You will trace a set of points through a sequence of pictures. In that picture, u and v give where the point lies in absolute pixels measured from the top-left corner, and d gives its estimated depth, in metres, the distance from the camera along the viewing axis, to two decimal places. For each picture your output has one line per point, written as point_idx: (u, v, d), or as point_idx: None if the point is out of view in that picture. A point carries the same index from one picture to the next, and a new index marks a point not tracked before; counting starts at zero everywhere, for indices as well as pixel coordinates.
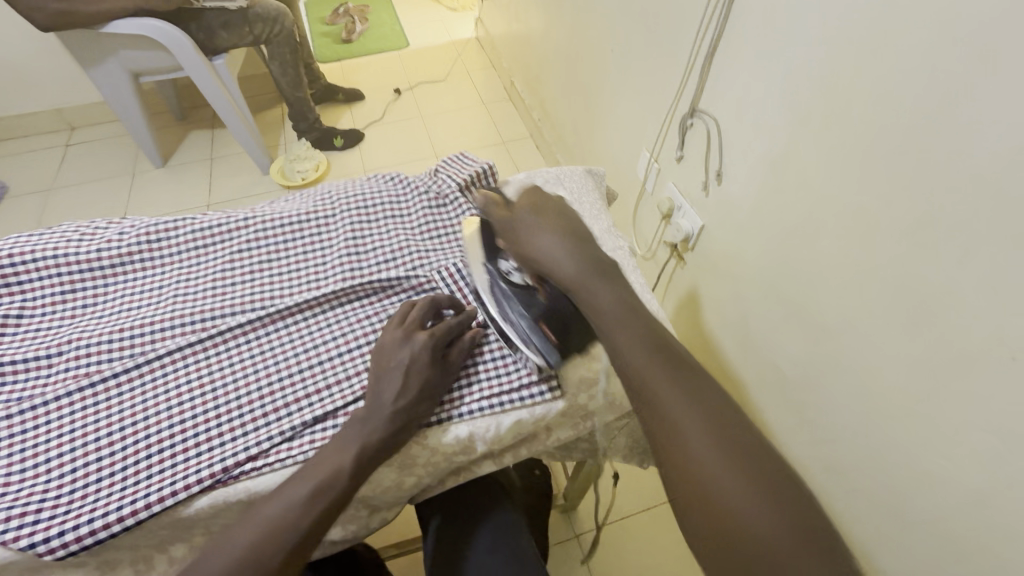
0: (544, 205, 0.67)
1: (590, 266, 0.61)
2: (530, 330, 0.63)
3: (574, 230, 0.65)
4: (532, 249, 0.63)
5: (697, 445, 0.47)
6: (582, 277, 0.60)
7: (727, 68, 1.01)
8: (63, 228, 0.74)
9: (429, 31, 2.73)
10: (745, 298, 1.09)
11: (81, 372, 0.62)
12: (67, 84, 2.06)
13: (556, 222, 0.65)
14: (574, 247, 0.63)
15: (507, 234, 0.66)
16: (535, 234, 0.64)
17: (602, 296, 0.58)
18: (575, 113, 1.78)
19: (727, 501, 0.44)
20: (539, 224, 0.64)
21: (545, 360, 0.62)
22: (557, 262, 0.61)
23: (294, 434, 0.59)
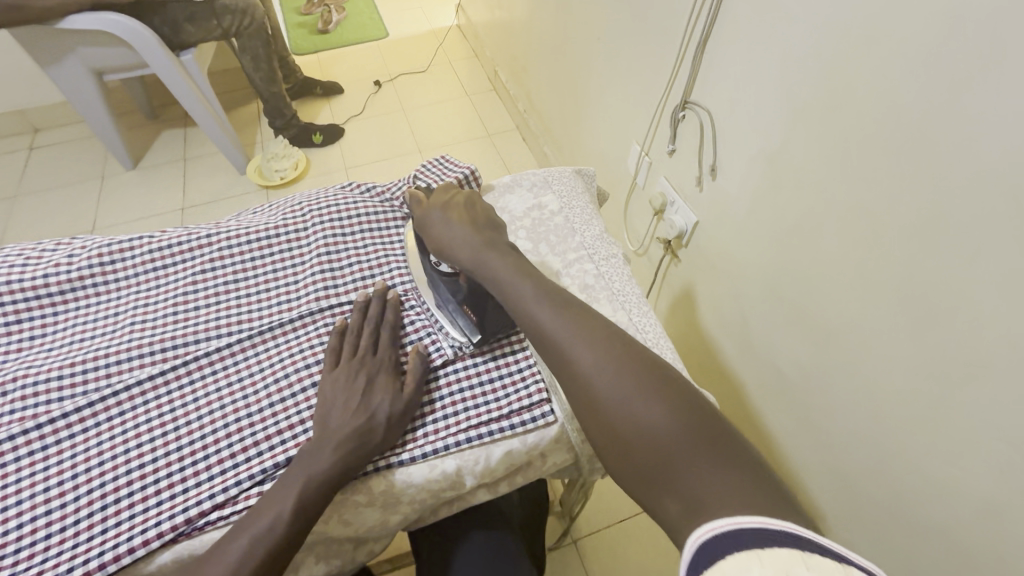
0: (456, 199, 0.67)
1: (495, 253, 0.60)
2: (455, 312, 0.63)
3: (484, 222, 0.65)
4: (445, 243, 0.63)
5: (605, 386, 0.47)
6: (487, 263, 0.59)
7: (720, 57, 0.96)
8: (6, 251, 0.68)
9: (408, 20, 2.64)
10: (744, 297, 1.05)
11: (27, 414, 0.56)
12: (27, 85, 1.95)
13: (465, 215, 0.65)
14: (479, 237, 0.62)
15: (425, 230, 0.66)
16: (445, 227, 0.64)
17: (509, 276, 0.57)
18: (562, 104, 1.72)
19: (639, 428, 0.44)
20: (449, 218, 0.64)
21: (467, 338, 0.62)
22: (461, 253, 0.61)
23: (265, 477, 0.54)
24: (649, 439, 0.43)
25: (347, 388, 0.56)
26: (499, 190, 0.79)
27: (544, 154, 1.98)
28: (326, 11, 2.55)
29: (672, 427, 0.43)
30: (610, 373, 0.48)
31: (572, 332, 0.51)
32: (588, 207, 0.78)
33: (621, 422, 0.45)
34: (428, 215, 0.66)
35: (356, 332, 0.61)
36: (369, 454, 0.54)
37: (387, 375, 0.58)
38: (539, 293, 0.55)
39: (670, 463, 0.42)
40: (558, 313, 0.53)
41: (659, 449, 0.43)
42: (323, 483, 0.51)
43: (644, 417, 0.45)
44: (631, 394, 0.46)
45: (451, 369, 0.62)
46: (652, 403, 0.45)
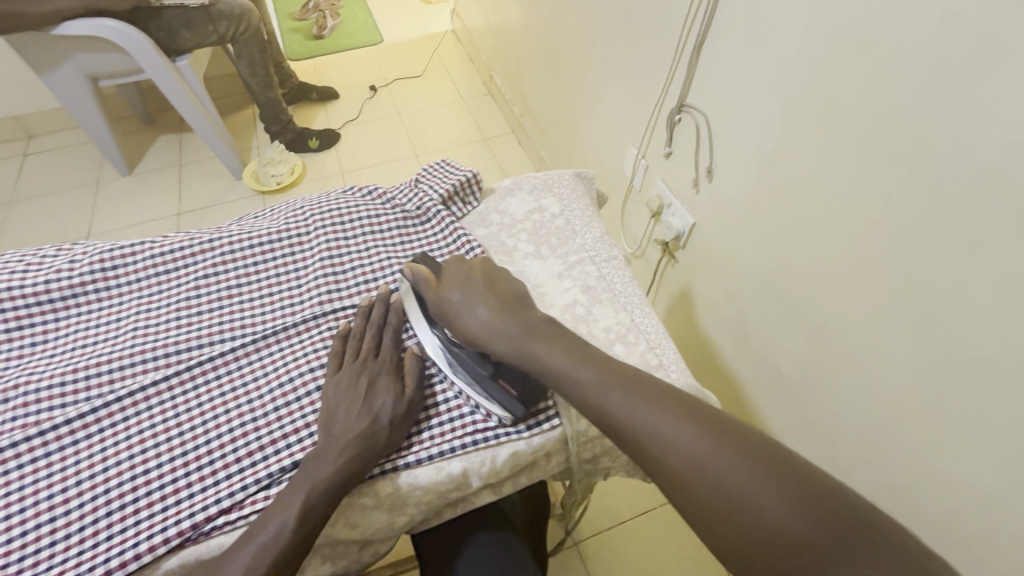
0: (470, 277, 0.62)
1: (533, 334, 0.56)
2: (489, 388, 0.58)
3: (505, 294, 0.61)
4: (472, 326, 0.58)
5: (702, 471, 0.43)
6: (531, 349, 0.55)
7: (716, 60, 0.97)
8: (6, 258, 0.67)
9: (402, 25, 2.65)
10: (742, 297, 1.06)
11: (30, 421, 0.56)
12: (21, 91, 1.94)
13: (485, 294, 0.60)
14: (509, 315, 0.58)
15: (441, 313, 0.61)
16: (470, 310, 0.59)
17: (561, 362, 0.53)
18: (557, 107, 1.73)
19: (754, 513, 0.40)
20: (469, 300, 0.59)
21: (510, 414, 0.57)
22: (494, 337, 0.57)
23: (271, 481, 0.54)
24: (768, 531, 0.39)
25: (353, 392, 0.56)
26: (500, 194, 0.80)
27: (540, 156, 1.99)
28: (321, 16, 2.55)
29: (794, 510, 0.39)
30: (702, 456, 0.44)
31: (651, 419, 0.47)
32: (589, 210, 0.78)
33: (724, 508, 0.41)
34: (445, 299, 0.60)
35: (360, 336, 0.61)
36: (373, 457, 0.54)
37: (390, 377, 0.58)
38: (599, 379, 0.51)
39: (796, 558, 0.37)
40: (627, 399, 0.49)
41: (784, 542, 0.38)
42: (328, 487, 0.51)
43: (751, 501, 0.41)
44: (734, 475, 0.42)
45: None
46: (755, 481, 0.41)
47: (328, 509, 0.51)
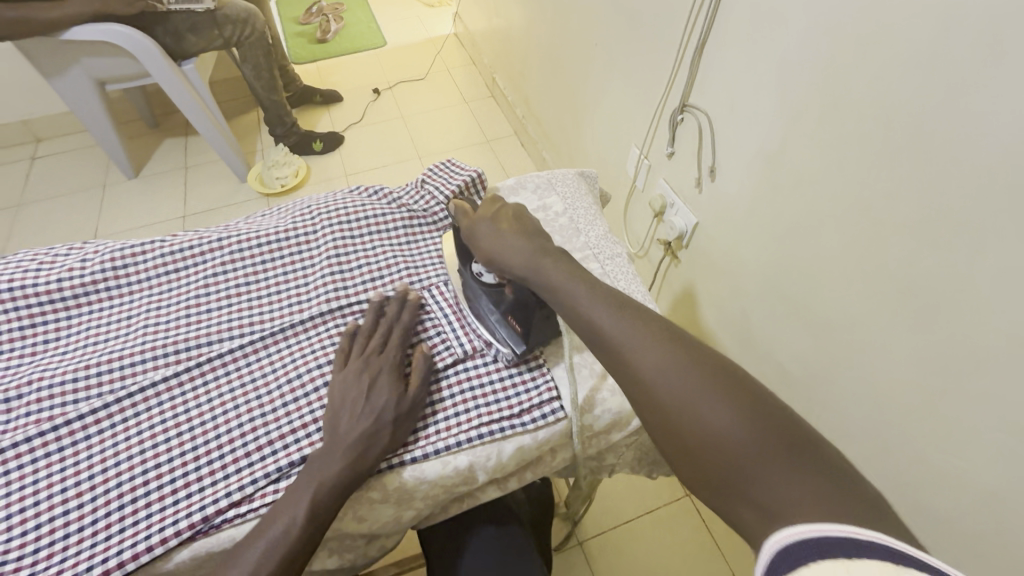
0: (504, 213, 0.64)
1: (546, 255, 0.58)
2: (497, 324, 0.63)
3: (532, 228, 0.63)
4: (491, 249, 0.62)
5: (672, 384, 0.44)
6: (541, 267, 0.57)
7: (718, 60, 0.98)
8: (18, 257, 0.69)
9: (405, 28, 2.67)
10: (745, 296, 1.07)
11: (43, 416, 0.57)
12: (29, 96, 1.96)
13: (514, 227, 0.62)
14: (531, 239, 0.60)
15: (471, 237, 0.64)
16: (495, 239, 0.62)
17: (563, 281, 0.55)
18: (560, 108, 1.74)
19: (714, 427, 0.41)
20: (496, 230, 0.62)
21: (512, 351, 0.62)
22: (508, 257, 0.60)
23: (280, 475, 0.55)
24: (723, 447, 0.40)
25: (359, 389, 0.57)
26: (504, 193, 0.81)
27: (542, 158, 2.00)
28: (324, 20, 2.58)
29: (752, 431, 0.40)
30: (674, 373, 0.44)
31: (633, 336, 0.48)
32: (592, 208, 0.79)
33: (687, 424, 0.42)
34: (476, 226, 0.63)
35: (368, 333, 0.62)
36: (380, 453, 0.54)
37: (395, 373, 0.58)
38: (594, 297, 0.53)
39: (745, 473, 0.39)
40: (615, 314, 0.50)
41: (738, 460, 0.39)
42: (335, 483, 0.51)
43: (711, 420, 0.41)
44: (703, 394, 0.42)
45: (461, 367, 0.62)
46: (723, 402, 0.42)
47: (336, 504, 0.52)
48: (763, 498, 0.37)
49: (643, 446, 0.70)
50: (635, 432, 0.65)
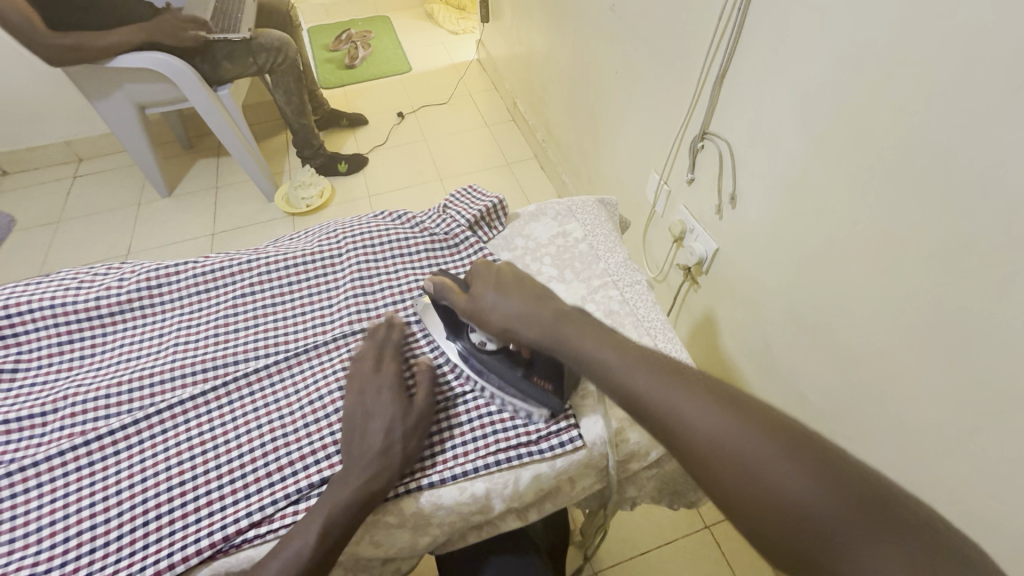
0: (501, 278, 0.64)
1: (565, 321, 0.58)
2: (525, 389, 0.60)
3: (532, 289, 0.63)
4: (511, 321, 0.60)
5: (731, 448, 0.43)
6: (562, 334, 0.57)
7: (739, 90, 0.99)
8: (61, 275, 0.72)
9: (430, 55, 2.75)
10: (767, 323, 1.05)
11: (76, 430, 0.59)
12: (76, 118, 2.07)
13: (516, 291, 0.62)
14: (544, 305, 0.61)
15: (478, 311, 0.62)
16: (502, 308, 0.61)
17: (589, 346, 0.54)
18: (580, 132, 1.77)
19: (782, 490, 0.40)
20: (501, 298, 0.61)
21: (549, 409, 0.60)
22: (524, 325, 0.59)
23: (300, 497, 0.55)
24: (798, 514, 0.39)
25: (367, 413, 0.57)
26: (524, 219, 0.82)
27: (562, 181, 2.02)
28: (353, 47, 2.68)
29: (823, 495, 0.38)
30: (730, 435, 0.44)
31: (672, 396, 0.47)
32: (612, 235, 0.80)
33: (747, 487, 0.41)
34: (479, 297, 0.62)
35: (365, 356, 0.62)
36: (394, 469, 0.54)
37: (395, 390, 0.59)
38: (626, 361, 0.52)
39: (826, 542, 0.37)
40: (652, 378, 0.50)
41: (814, 527, 0.38)
42: (351, 504, 0.52)
43: (779, 484, 0.40)
44: (760, 453, 0.42)
45: (479, 394, 0.63)
46: (781, 457, 0.41)
47: (352, 523, 0.52)
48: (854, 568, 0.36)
49: (663, 476, 0.69)
50: (654, 462, 0.64)
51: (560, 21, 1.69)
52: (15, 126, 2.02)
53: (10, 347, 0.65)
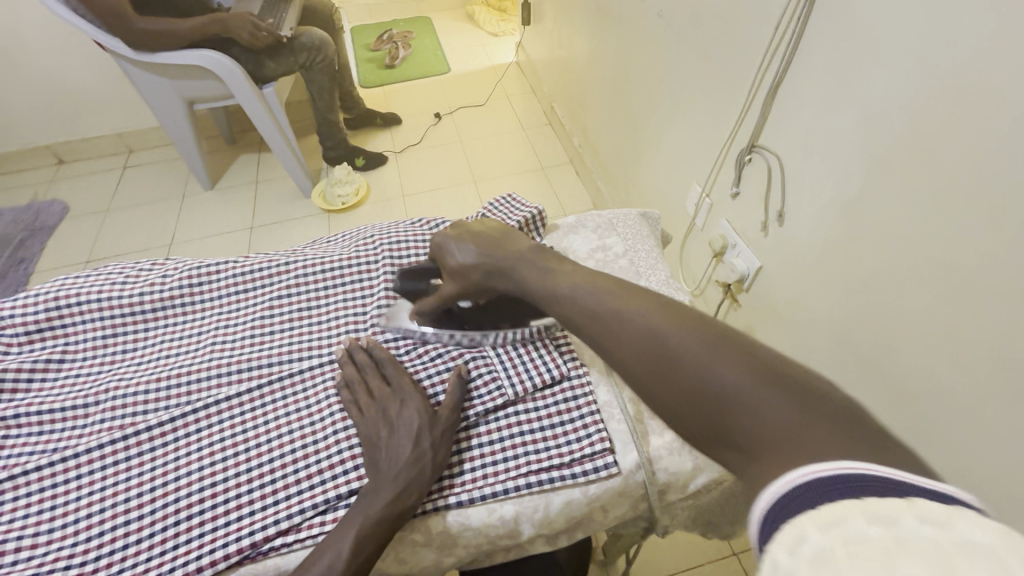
0: (467, 236, 0.64)
1: (522, 261, 0.58)
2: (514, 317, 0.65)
3: (501, 238, 0.63)
4: (489, 274, 0.60)
5: (652, 342, 0.43)
6: (518, 273, 0.58)
7: (793, 101, 0.94)
8: (109, 269, 0.74)
9: (470, 56, 2.76)
10: (811, 348, 1.00)
11: (116, 424, 0.60)
12: (129, 111, 2.16)
13: (484, 242, 0.62)
14: (507, 244, 0.61)
15: (456, 273, 0.63)
16: (481, 262, 0.61)
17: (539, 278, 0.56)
18: (618, 139, 1.74)
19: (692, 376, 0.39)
20: (476, 252, 0.61)
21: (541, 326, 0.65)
22: (501, 274, 0.59)
23: (328, 507, 0.54)
24: (707, 396, 0.38)
25: (388, 433, 0.55)
26: (563, 230, 0.79)
27: (597, 188, 1.99)
28: (394, 48, 2.71)
29: (730, 374, 0.37)
30: (652, 331, 0.43)
31: (605, 302, 0.48)
32: (654, 251, 0.77)
33: (662, 378, 0.41)
34: (454, 257, 0.63)
35: (380, 370, 0.61)
36: (425, 482, 0.53)
37: (417, 401, 0.57)
38: (567, 281, 0.53)
39: (728, 418, 0.37)
40: (591, 290, 0.51)
41: (719, 405, 0.37)
42: (381, 519, 0.51)
43: (702, 374, 0.39)
44: (677, 344, 0.41)
45: (512, 411, 0.60)
46: (701, 351, 0.40)
47: (383, 539, 0.51)
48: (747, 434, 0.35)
49: (698, 507, 0.65)
50: (692, 494, 0.61)
51: (603, 25, 1.66)
52: (73, 117, 2.12)
53: (58, 338, 0.67)
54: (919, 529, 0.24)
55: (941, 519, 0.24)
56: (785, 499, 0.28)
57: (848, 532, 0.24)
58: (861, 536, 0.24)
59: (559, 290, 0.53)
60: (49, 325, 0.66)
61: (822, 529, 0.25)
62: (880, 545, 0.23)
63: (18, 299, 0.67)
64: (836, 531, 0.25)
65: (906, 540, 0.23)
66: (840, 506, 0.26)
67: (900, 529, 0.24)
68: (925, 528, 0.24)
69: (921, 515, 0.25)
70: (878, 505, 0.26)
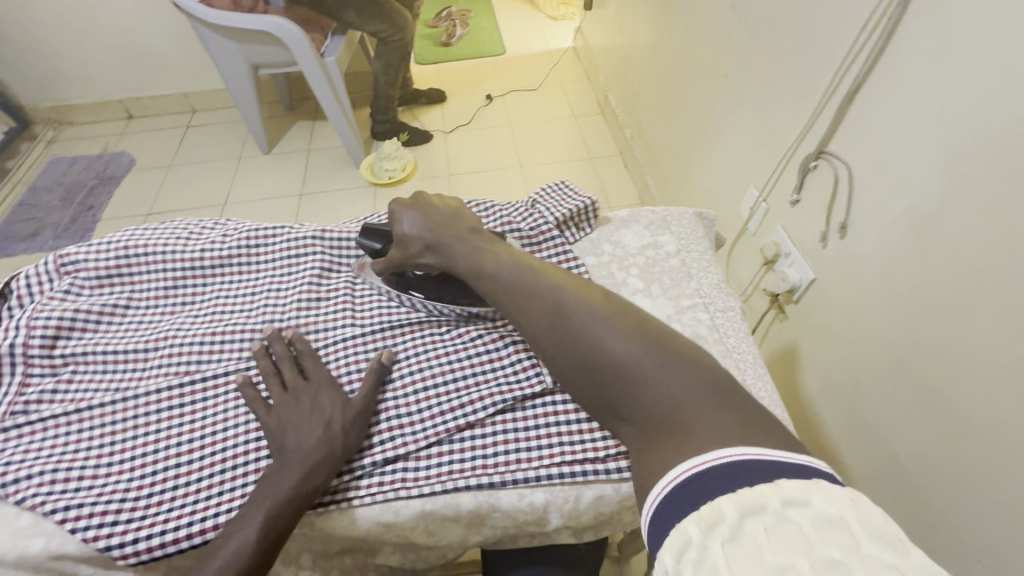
0: (423, 204, 0.67)
1: (462, 242, 0.63)
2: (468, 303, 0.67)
3: (453, 216, 0.66)
4: (428, 246, 0.64)
5: (573, 317, 0.54)
6: (456, 251, 0.63)
7: (872, 107, 0.89)
8: (175, 223, 0.77)
9: (526, 38, 2.72)
10: (860, 368, 0.96)
11: (174, 371, 0.63)
12: (196, 72, 2.24)
13: (434, 216, 0.65)
14: (453, 221, 0.65)
15: (399, 241, 0.66)
16: (423, 230, 0.65)
17: (479, 253, 0.62)
18: (673, 133, 1.69)
19: (608, 351, 0.51)
20: (421, 222, 0.65)
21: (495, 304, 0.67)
22: (441, 250, 0.64)
23: (363, 473, 0.56)
24: (612, 368, 0.51)
25: (296, 418, 0.55)
26: (615, 224, 0.78)
27: (645, 183, 1.94)
28: (451, 25, 2.70)
29: (630, 351, 0.51)
30: (571, 307, 0.55)
31: (533, 278, 0.59)
32: (707, 253, 0.75)
33: (580, 351, 0.53)
34: (400, 221, 0.66)
35: (296, 359, 0.61)
36: (336, 462, 0.54)
37: (330, 388, 0.58)
38: (497, 257, 0.62)
39: (624, 386, 0.50)
40: (518, 267, 0.61)
41: (618, 374, 0.50)
42: (294, 495, 0.51)
43: (613, 351, 0.51)
44: (593, 324, 0.53)
45: (549, 400, 0.60)
46: (617, 336, 0.52)
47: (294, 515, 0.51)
48: (648, 397, 0.48)
49: None
50: None
51: (670, 14, 1.60)
52: (143, 75, 2.22)
53: (125, 285, 0.71)
54: (783, 513, 0.35)
55: (798, 499, 0.36)
56: (677, 496, 0.40)
57: (729, 534, 0.35)
58: (734, 535, 0.35)
59: (485, 267, 0.61)
60: (118, 271, 0.70)
61: (702, 529, 0.36)
62: (753, 538, 0.34)
63: (91, 245, 0.71)
64: (718, 532, 0.35)
65: (773, 529, 0.34)
66: (719, 502, 0.37)
67: (768, 517, 0.35)
68: (788, 511, 0.35)
69: (784, 498, 0.36)
70: (746, 496, 0.37)
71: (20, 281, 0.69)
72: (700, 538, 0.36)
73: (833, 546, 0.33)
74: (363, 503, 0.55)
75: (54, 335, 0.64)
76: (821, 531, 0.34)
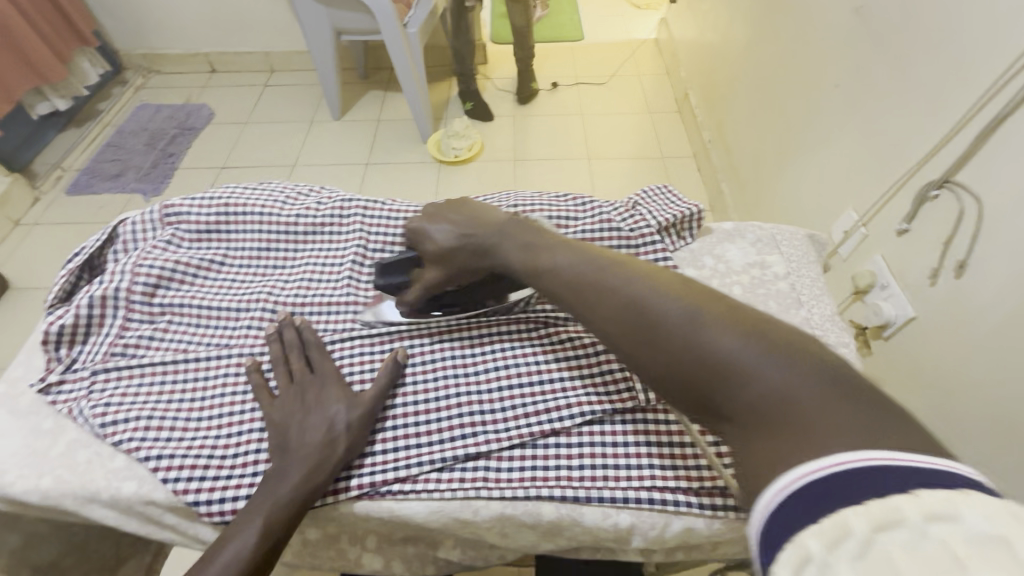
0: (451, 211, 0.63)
1: (511, 228, 0.58)
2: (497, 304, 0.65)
3: (484, 212, 0.62)
4: (464, 247, 0.59)
5: (656, 307, 0.46)
6: (503, 238, 0.58)
7: (1021, 138, 0.79)
8: (271, 185, 0.78)
9: (607, 26, 2.63)
10: (959, 421, 0.88)
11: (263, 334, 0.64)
12: (280, 33, 2.28)
13: (464, 218, 0.61)
14: (483, 219, 0.60)
15: (437, 257, 0.61)
16: (465, 233, 0.60)
17: (536, 241, 0.56)
18: (759, 142, 1.60)
19: (708, 346, 0.42)
20: (455, 226, 0.61)
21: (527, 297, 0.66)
22: (492, 236, 0.58)
23: (444, 466, 0.55)
24: (707, 363, 0.41)
25: (303, 415, 0.55)
26: (718, 236, 0.73)
27: (719, 191, 1.85)
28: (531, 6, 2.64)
29: (726, 340, 0.41)
30: (656, 294, 0.47)
31: (599, 269, 0.51)
32: (820, 281, 0.69)
33: (675, 350, 0.44)
34: (434, 231, 0.62)
35: (306, 350, 0.61)
36: (338, 462, 0.53)
37: (336, 387, 0.57)
38: (557, 244, 0.55)
39: (721, 381, 0.41)
40: (575, 256, 0.53)
41: (714, 369, 0.41)
42: (297, 492, 0.51)
43: (714, 343, 0.42)
44: (683, 313, 0.44)
45: (640, 417, 0.57)
46: (714, 321, 0.43)
47: (299, 512, 0.51)
48: (751, 396, 0.39)
49: None
50: None
51: (773, 14, 1.50)
52: (231, 32, 2.28)
53: (221, 240, 0.71)
54: (927, 528, 0.28)
55: (947, 513, 0.29)
56: (786, 505, 0.33)
57: (863, 551, 0.28)
58: (865, 552, 0.28)
59: (538, 263, 0.54)
60: (216, 227, 0.71)
61: (822, 541, 0.30)
62: (888, 557, 0.28)
63: (194, 199, 0.72)
64: (844, 548, 0.29)
65: (913, 547, 0.28)
66: (843, 512, 0.30)
67: (909, 533, 0.28)
68: (931, 527, 0.28)
69: (926, 512, 0.29)
70: (876, 508, 0.30)
71: (127, 226, 0.72)
72: (822, 554, 0.29)
73: (1002, 569, 0.26)
74: (443, 497, 0.54)
75: (154, 284, 0.66)
76: (978, 553, 0.27)
